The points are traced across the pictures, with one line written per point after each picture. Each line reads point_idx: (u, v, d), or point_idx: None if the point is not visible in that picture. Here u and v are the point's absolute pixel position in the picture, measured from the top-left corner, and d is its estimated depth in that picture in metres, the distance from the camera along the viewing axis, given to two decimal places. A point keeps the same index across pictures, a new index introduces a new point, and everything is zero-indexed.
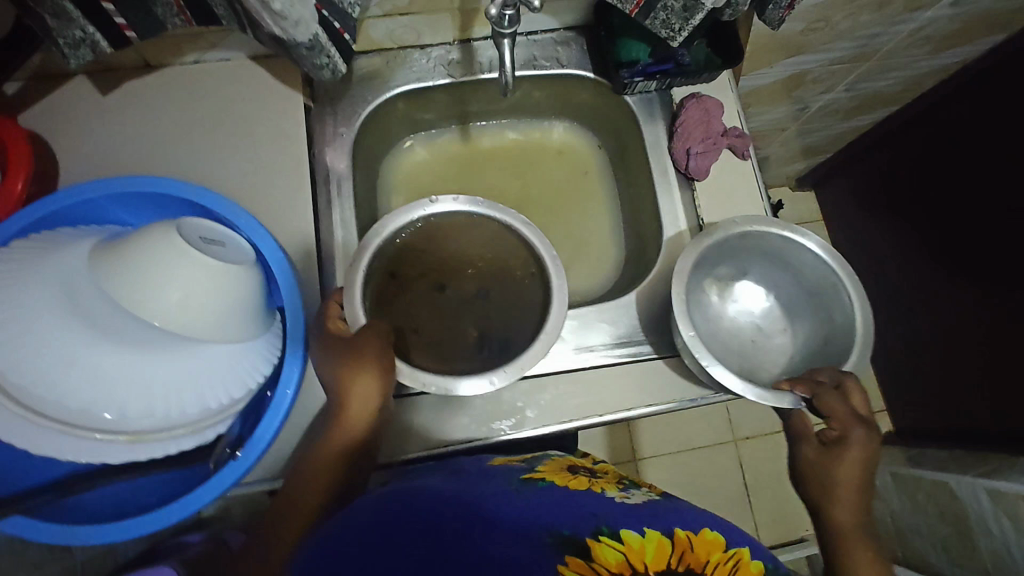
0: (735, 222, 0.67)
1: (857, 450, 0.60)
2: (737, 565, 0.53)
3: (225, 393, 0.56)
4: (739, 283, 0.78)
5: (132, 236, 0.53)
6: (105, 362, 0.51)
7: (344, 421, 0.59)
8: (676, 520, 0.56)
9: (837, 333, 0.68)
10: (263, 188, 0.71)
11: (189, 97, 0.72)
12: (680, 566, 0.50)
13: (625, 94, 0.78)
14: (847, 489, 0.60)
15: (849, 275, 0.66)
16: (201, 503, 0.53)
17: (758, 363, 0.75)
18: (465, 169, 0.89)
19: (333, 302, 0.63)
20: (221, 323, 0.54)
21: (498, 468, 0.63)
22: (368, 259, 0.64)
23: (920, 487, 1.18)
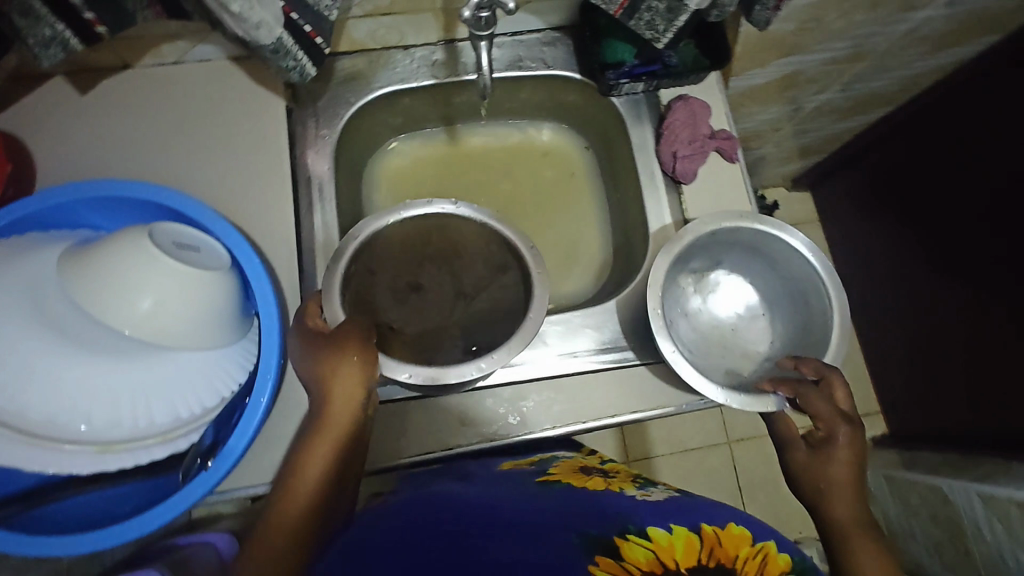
0: (713, 222, 0.66)
1: (844, 446, 0.58)
2: (768, 557, 0.51)
3: (198, 402, 0.55)
4: (713, 274, 0.77)
5: (104, 243, 0.52)
6: (76, 372, 0.52)
7: (328, 420, 0.56)
8: (700, 516, 0.56)
9: (813, 324, 0.67)
10: (244, 190, 0.70)
11: (168, 98, 0.71)
12: (711, 561, 0.50)
13: (611, 95, 0.77)
14: (842, 488, 0.57)
15: (827, 274, 0.65)
16: (173, 514, 0.51)
17: (737, 352, 0.74)
18: (448, 167, 0.88)
19: (312, 303, 0.62)
20: (193, 333, 0.53)
21: (512, 474, 0.66)
22: (343, 264, 0.62)
23: (913, 490, 1.17)
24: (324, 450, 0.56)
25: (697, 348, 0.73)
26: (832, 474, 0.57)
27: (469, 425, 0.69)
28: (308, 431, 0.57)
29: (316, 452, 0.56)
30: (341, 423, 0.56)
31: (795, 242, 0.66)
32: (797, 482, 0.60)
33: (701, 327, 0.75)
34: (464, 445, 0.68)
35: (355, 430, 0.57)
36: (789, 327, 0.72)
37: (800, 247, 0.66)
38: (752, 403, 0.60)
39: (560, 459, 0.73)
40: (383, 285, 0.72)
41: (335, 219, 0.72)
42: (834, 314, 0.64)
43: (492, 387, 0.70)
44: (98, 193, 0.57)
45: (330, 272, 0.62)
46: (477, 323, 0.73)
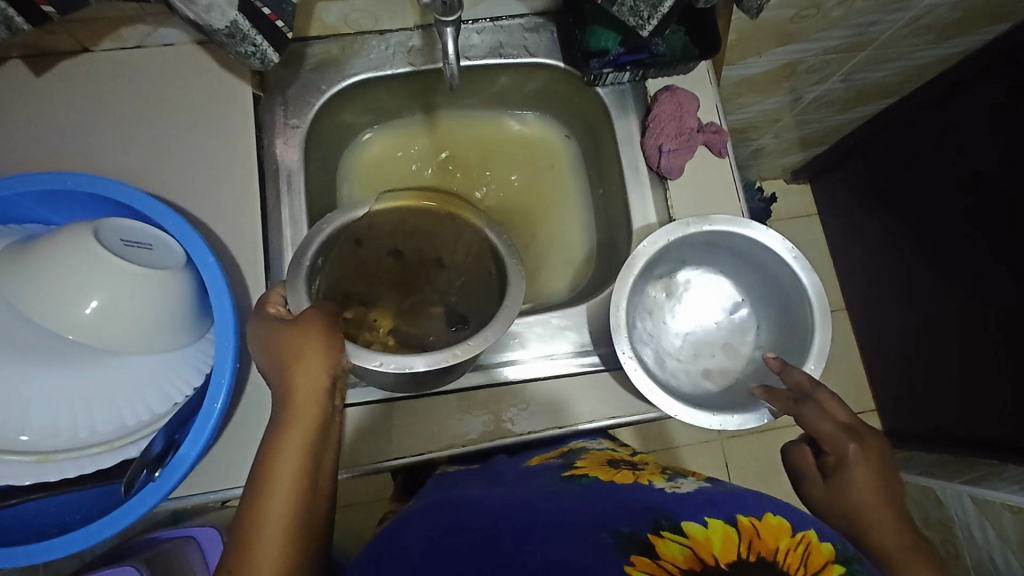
0: (685, 224, 0.63)
1: (861, 463, 0.54)
2: (811, 548, 0.44)
3: (146, 408, 0.53)
4: (678, 274, 0.72)
5: (45, 241, 0.50)
6: (17, 376, 0.50)
7: (295, 416, 0.52)
8: (736, 504, 0.48)
9: (791, 308, 0.65)
10: (208, 181, 0.67)
11: (128, 83, 0.68)
12: (751, 556, 0.43)
13: (596, 85, 0.74)
14: (875, 510, 0.52)
15: (797, 258, 0.63)
16: (118, 529, 0.48)
17: (723, 348, 0.70)
18: (421, 161, 0.84)
19: (274, 293, 0.58)
20: (140, 336, 0.52)
21: (536, 470, 0.61)
22: (312, 250, 0.58)
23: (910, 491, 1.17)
24: (296, 446, 0.51)
25: (685, 356, 0.70)
26: (861, 498, 0.53)
27: (439, 430, 0.66)
28: (272, 431, 0.52)
29: (287, 450, 0.51)
30: (311, 415, 0.52)
31: (758, 235, 0.63)
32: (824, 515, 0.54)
33: (683, 332, 0.71)
34: (443, 453, 0.65)
35: (323, 422, 0.53)
36: (768, 316, 0.70)
37: (766, 238, 0.63)
38: (746, 423, 0.59)
39: (590, 449, 0.65)
40: (353, 277, 0.65)
41: (304, 212, 0.69)
42: (812, 304, 0.62)
43: (466, 390, 0.68)
44: (43, 185, 0.53)
45: (297, 259, 0.57)
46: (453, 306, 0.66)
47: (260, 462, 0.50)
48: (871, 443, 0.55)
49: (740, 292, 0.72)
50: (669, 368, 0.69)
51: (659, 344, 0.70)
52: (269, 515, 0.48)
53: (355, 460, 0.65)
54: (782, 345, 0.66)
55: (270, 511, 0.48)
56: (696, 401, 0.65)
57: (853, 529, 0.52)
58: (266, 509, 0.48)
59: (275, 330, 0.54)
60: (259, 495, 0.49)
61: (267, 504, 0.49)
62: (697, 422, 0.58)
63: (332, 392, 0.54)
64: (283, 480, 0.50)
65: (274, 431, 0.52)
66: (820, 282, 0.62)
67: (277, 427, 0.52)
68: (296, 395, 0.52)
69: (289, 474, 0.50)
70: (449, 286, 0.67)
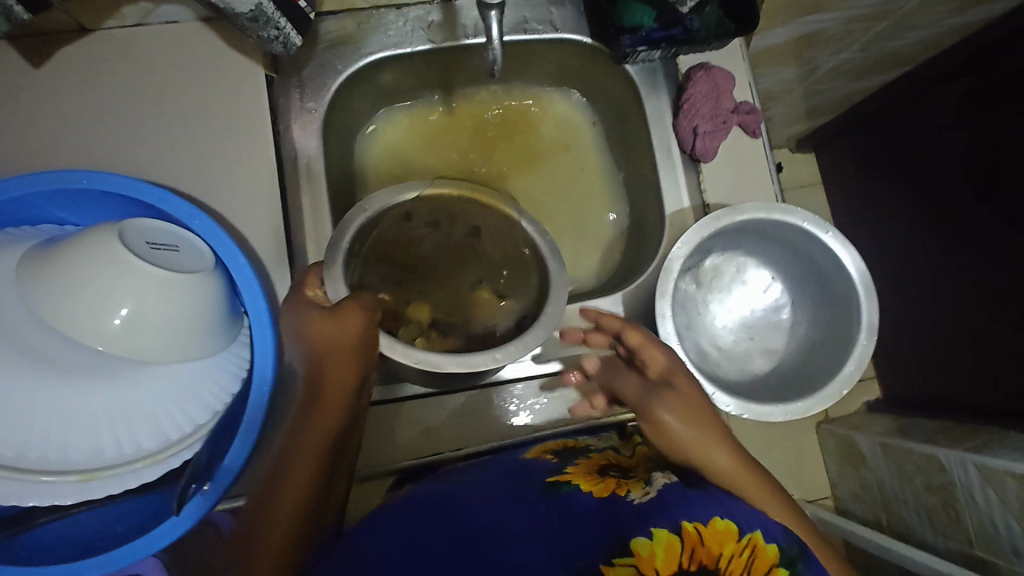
0: (717, 217, 0.62)
1: (668, 418, 0.58)
2: (754, 552, 0.46)
3: (187, 419, 0.51)
4: (704, 263, 0.70)
5: (66, 246, 0.47)
6: (54, 391, 0.48)
7: (322, 417, 0.55)
8: (680, 507, 0.49)
9: (830, 282, 0.65)
10: (224, 175, 0.64)
11: (132, 65, 0.64)
12: (693, 566, 0.44)
13: (626, 63, 0.70)
14: (709, 450, 0.58)
15: (834, 233, 0.62)
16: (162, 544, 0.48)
17: (764, 330, 0.69)
18: (444, 142, 0.79)
19: (312, 272, 0.56)
20: (173, 344, 0.49)
21: (528, 463, 0.58)
22: (350, 234, 0.55)
23: (909, 460, 0.84)
24: (317, 447, 0.54)
25: (725, 344, 0.69)
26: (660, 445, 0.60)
27: (474, 423, 0.65)
28: (299, 428, 0.55)
29: (309, 449, 0.54)
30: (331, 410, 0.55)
31: (790, 218, 0.62)
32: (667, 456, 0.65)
33: (721, 321, 0.69)
34: (474, 448, 0.64)
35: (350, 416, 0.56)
36: (801, 291, 0.69)
37: (800, 221, 0.62)
38: (812, 408, 0.58)
39: (594, 450, 0.62)
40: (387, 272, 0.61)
41: (326, 202, 0.66)
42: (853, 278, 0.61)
43: (503, 386, 0.66)
44: (60, 184, 0.50)
45: (333, 244, 0.54)
46: (489, 295, 0.63)
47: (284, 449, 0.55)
48: (672, 396, 0.59)
49: (771, 270, 0.71)
50: (712, 360, 0.67)
51: (698, 337, 0.68)
52: (278, 509, 0.52)
53: (391, 458, 0.64)
54: (827, 317, 0.66)
55: (279, 506, 0.52)
56: (751, 393, 0.64)
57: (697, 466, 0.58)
58: (276, 502, 0.52)
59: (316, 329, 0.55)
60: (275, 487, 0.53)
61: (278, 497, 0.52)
62: (760, 416, 0.58)
63: (362, 389, 0.57)
64: (298, 476, 0.53)
65: (300, 429, 0.55)
66: (859, 255, 0.61)
67: (305, 425, 0.55)
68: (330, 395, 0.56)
69: (310, 463, 0.54)
70: (482, 271, 0.64)
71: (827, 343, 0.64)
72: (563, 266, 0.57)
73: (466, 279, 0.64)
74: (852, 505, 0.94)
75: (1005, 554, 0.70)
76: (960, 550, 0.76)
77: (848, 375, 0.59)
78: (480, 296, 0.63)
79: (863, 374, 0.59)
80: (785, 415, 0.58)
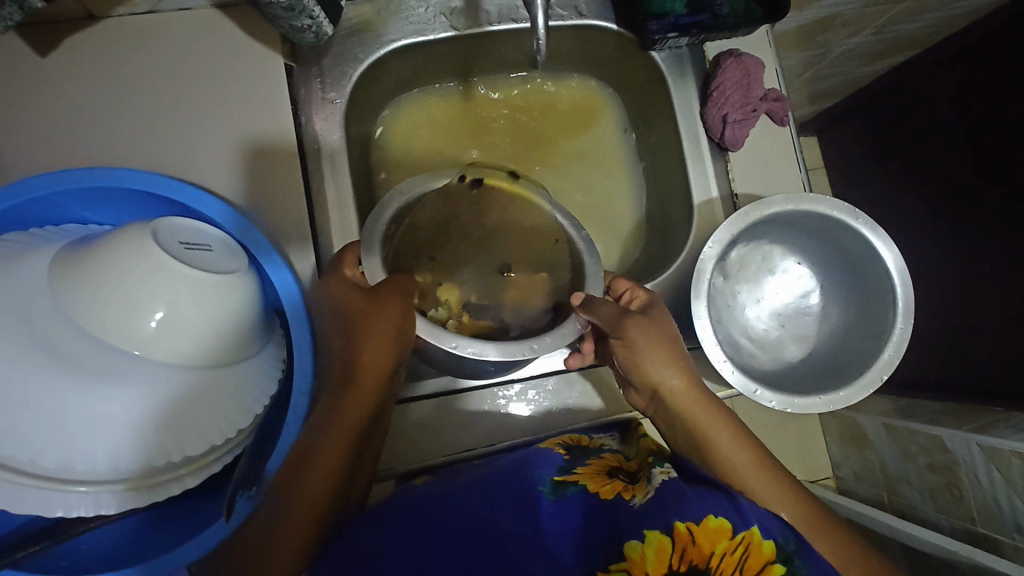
0: (746, 213, 0.60)
1: (638, 339, 0.55)
2: (750, 548, 0.45)
3: (231, 423, 0.51)
4: (732, 254, 0.69)
5: (101, 249, 0.46)
6: (88, 403, 0.46)
7: (358, 393, 0.53)
8: (676, 507, 0.48)
9: (860, 267, 0.64)
10: (240, 168, 0.61)
11: (144, 53, 0.61)
12: (683, 566, 0.44)
13: (652, 50, 0.69)
14: (695, 404, 0.58)
15: (865, 220, 0.60)
16: (217, 540, 0.50)
17: (793, 318, 0.69)
18: (465, 130, 0.76)
19: (349, 252, 0.56)
20: (214, 347, 0.50)
21: (541, 457, 0.57)
22: (386, 217, 0.54)
23: (913, 441, 0.70)
24: (351, 426, 0.52)
25: (755, 334, 0.69)
26: (624, 362, 0.57)
27: (505, 416, 0.66)
28: (330, 404, 0.53)
29: (343, 429, 0.52)
30: (364, 395, 0.53)
31: (820, 207, 0.61)
32: (628, 388, 0.62)
33: (751, 312, 0.70)
34: (506, 441, 0.65)
35: (381, 403, 0.54)
36: (829, 276, 0.69)
37: (830, 209, 0.61)
38: (852, 396, 0.58)
39: (606, 450, 0.61)
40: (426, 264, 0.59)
41: (351, 195, 0.64)
42: (888, 266, 0.60)
43: (536, 378, 0.67)
44: (92, 182, 0.51)
45: (370, 225, 0.53)
46: (523, 282, 0.59)
47: (306, 435, 0.52)
48: (644, 321, 0.56)
49: (797, 257, 0.70)
50: (745, 350, 0.67)
51: (729, 329, 0.68)
52: (303, 488, 0.50)
53: (426, 454, 0.64)
54: (857, 304, 0.66)
55: (304, 486, 0.50)
56: (788, 384, 0.64)
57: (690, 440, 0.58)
58: (302, 481, 0.50)
59: (354, 304, 0.53)
60: (303, 466, 0.51)
61: (304, 476, 0.51)
62: (804, 409, 0.58)
63: (393, 376, 0.55)
64: (328, 456, 0.51)
65: (330, 406, 0.53)
66: (891, 240, 0.60)
67: (336, 400, 0.53)
68: (368, 371, 0.53)
69: (334, 454, 0.51)
70: (514, 257, 0.60)
71: (860, 330, 0.64)
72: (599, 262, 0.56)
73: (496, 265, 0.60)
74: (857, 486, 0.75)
75: (1011, 532, 0.59)
76: (965, 528, 0.64)
77: (887, 361, 0.59)
78: (513, 280, 0.60)
79: (901, 359, 0.58)
80: (828, 403, 0.58)
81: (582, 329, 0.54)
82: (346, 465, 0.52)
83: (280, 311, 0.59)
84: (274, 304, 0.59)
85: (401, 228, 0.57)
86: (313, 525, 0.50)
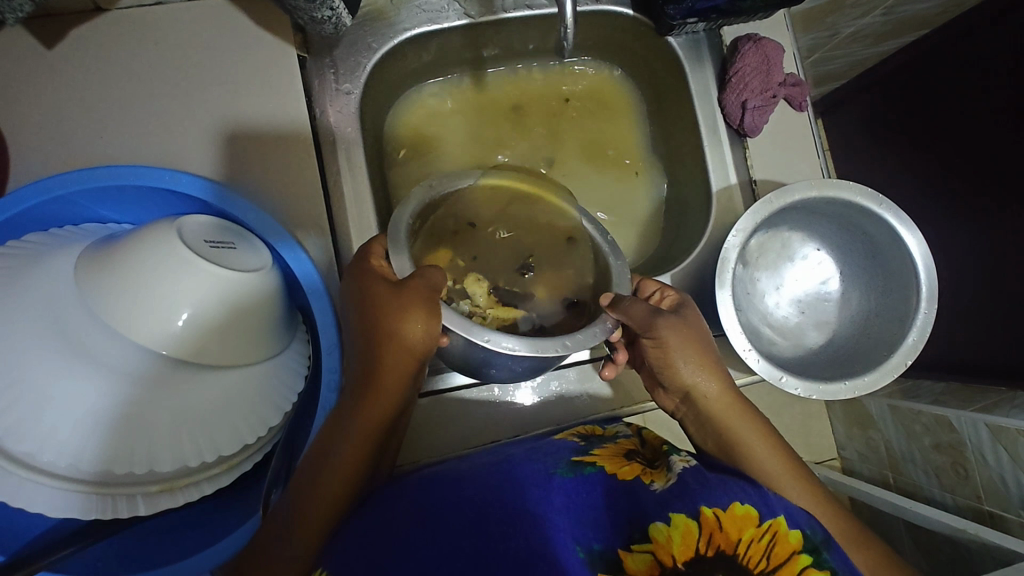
0: (771, 200, 0.60)
1: (672, 340, 0.55)
2: (777, 537, 0.45)
3: (261, 422, 0.51)
4: (751, 242, 0.69)
5: (125, 249, 0.46)
6: (117, 406, 0.46)
7: (382, 379, 0.51)
8: (700, 492, 0.47)
9: (882, 252, 0.64)
10: (254, 163, 0.60)
11: (153, 46, 0.60)
12: (710, 551, 0.43)
13: (670, 35, 0.68)
14: (727, 404, 0.58)
15: (887, 205, 0.60)
16: (247, 536, 0.50)
17: (814, 304, 0.70)
18: (480, 120, 0.75)
19: (376, 244, 0.55)
20: (242, 344, 0.49)
21: (554, 445, 0.56)
22: (408, 212, 0.52)
23: (918, 421, 0.69)
24: (375, 420, 0.52)
25: (775, 320, 0.70)
26: (657, 362, 0.57)
27: (527, 407, 0.66)
28: (351, 404, 0.52)
29: (366, 424, 0.51)
30: (387, 397, 0.51)
31: (842, 193, 0.61)
32: (660, 390, 0.62)
33: (772, 299, 0.70)
34: (527, 432, 0.66)
35: (401, 403, 0.53)
36: (848, 262, 0.69)
37: (853, 195, 0.61)
38: (877, 380, 0.59)
39: (622, 436, 0.60)
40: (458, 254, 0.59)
41: (368, 188, 0.63)
42: (911, 251, 0.60)
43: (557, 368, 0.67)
44: (112, 180, 0.50)
45: (395, 220, 0.52)
46: (548, 280, 0.60)
47: (326, 435, 0.51)
48: (677, 321, 0.56)
49: (816, 243, 0.71)
50: (767, 337, 0.68)
51: (750, 316, 0.68)
52: (326, 478, 0.50)
53: (449, 446, 0.64)
54: (877, 290, 0.66)
55: (330, 477, 0.50)
56: (810, 370, 0.65)
57: (720, 438, 0.58)
58: (326, 470, 0.50)
59: (377, 293, 0.50)
60: (325, 462, 0.50)
61: (326, 464, 0.50)
62: (830, 395, 0.58)
63: (417, 376, 0.54)
64: (352, 444, 0.51)
65: (354, 398, 0.52)
66: (914, 225, 0.60)
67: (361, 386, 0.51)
68: (394, 355, 0.51)
69: (357, 454, 0.51)
70: (536, 257, 0.61)
71: (881, 315, 0.64)
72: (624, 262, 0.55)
73: (518, 263, 0.61)
74: (861, 466, 0.76)
75: (1017, 509, 0.59)
76: (970, 506, 0.64)
77: (910, 346, 0.59)
78: (536, 278, 0.60)
79: (925, 344, 0.59)
80: (853, 390, 0.58)
81: (612, 328, 0.52)
82: (368, 464, 0.52)
83: (303, 308, 0.59)
84: (297, 300, 0.59)
85: (433, 218, 0.57)
86: (334, 515, 0.50)
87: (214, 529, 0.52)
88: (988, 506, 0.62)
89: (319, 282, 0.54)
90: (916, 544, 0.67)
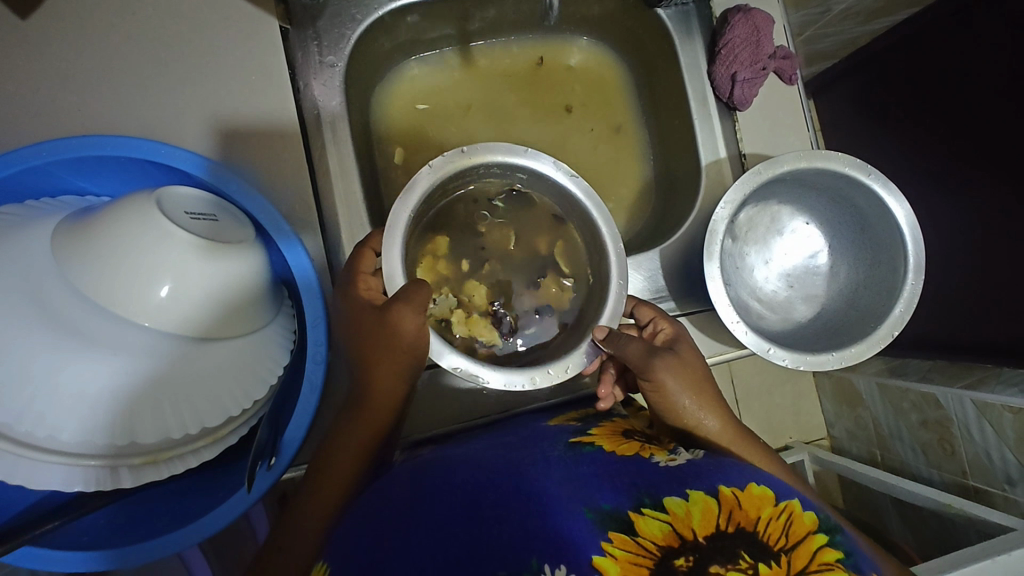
0: (759, 172, 0.59)
1: (670, 381, 0.55)
2: (793, 516, 0.42)
3: (245, 395, 0.51)
4: (740, 217, 0.69)
5: (103, 220, 0.45)
6: (100, 378, 0.45)
7: (380, 368, 0.53)
8: (717, 475, 0.46)
9: (870, 228, 0.64)
10: (237, 137, 0.59)
11: (131, 18, 0.58)
12: (730, 528, 0.40)
13: (659, 7, 0.67)
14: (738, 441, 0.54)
15: (876, 177, 0.60)
16: (235, 513, 0.50)
17: (802, 278, 0.70)
18: (467, 96, 0.74)
19: (368, 248, 0.55)
20: (225, 316, 0.49)
21: (553, 429, 0.56)
22: (413, 201, 0.52)
23: (905, 397, 0.70)
24: (377, 416, 0.54)
25: (763, 295, 0.70)
26: (661, 410, 0.56)
27: None
28: (354, 400, 0.55)
29: (369, 419, 0.54)
30: (388, 396, 0.54)
31: (829, 164, 0.60)
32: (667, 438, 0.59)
33: (761, 274, 0.71)
34: (518, 408, 0.66)
35: (400, 400, 0.55)
36: (838, 235, 0.69)
37: (840, 166, 0.60)
38: (864, 352, 0.59)
39: (616, 416, 0.60)
40: (455, 234, 0.64)
41: (354, 163, 0.62)
42: (898, 221, 0.60)
43: None
44: (86, 152, 0.49)
45: (395, 214, 0.51)
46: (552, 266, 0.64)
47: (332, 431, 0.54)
48: (672, 358, 0.56)
49: (805, 215, 0.70)
50: (755, 311, 0.68)
51: (739, 291, 0.69)
52: (342, 454, 0.53)
53: (441, 423, 0.65)
54: (869, 263, 0.65)
55: (339, 458, 0.53)
56: (800, 341, 0.65)
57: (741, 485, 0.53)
58: (346, 442, 0.53)
59: (366, 300, 0.53)
60: (336, 446, 0.53)
61: (338, 456, 0.53)
62: (817, 365, 0.58)
63: (415, 371, 0.55)
64: (360, 432, 0.54)
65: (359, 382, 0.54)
66: (902, 198, 0.59)
67: (363, 372, 0.54)
68: (389, 350, 0.52)
69: (360, 443, 0.54)
70: (545, 254, 0.65)
71: (869, 287, 0.64)
72: (622, 251, 0.55)
73: (535, 272, 0.65)
74: (850, 444, 0.79)
75: (1003, 484, 0.60)
76: (956, 481, 0.65)
77: (897, 317, 0.59)
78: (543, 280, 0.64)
79: (911, 316, 0.59)
80: (840, 361, 0.59)
81: (591, 359, 0.55)
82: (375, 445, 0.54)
83: (287, 280, 0.59)
84: (281, 273, 0.58)
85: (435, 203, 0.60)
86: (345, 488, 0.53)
87: (199, 505, 0.52)
88: (978, 481, 0.63)
89: (303, 254, 0.53)
90: (904, 517, 0.68)
